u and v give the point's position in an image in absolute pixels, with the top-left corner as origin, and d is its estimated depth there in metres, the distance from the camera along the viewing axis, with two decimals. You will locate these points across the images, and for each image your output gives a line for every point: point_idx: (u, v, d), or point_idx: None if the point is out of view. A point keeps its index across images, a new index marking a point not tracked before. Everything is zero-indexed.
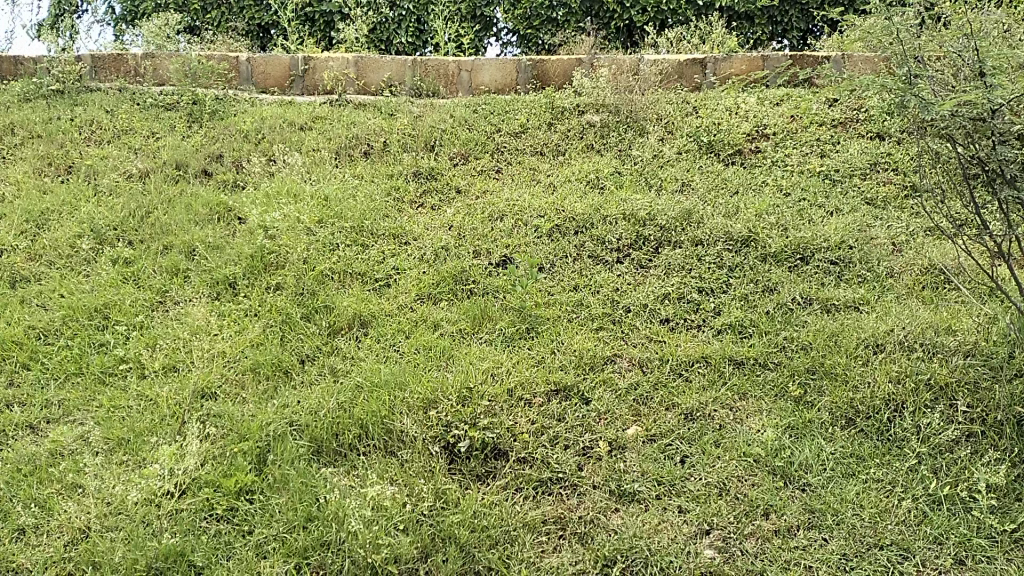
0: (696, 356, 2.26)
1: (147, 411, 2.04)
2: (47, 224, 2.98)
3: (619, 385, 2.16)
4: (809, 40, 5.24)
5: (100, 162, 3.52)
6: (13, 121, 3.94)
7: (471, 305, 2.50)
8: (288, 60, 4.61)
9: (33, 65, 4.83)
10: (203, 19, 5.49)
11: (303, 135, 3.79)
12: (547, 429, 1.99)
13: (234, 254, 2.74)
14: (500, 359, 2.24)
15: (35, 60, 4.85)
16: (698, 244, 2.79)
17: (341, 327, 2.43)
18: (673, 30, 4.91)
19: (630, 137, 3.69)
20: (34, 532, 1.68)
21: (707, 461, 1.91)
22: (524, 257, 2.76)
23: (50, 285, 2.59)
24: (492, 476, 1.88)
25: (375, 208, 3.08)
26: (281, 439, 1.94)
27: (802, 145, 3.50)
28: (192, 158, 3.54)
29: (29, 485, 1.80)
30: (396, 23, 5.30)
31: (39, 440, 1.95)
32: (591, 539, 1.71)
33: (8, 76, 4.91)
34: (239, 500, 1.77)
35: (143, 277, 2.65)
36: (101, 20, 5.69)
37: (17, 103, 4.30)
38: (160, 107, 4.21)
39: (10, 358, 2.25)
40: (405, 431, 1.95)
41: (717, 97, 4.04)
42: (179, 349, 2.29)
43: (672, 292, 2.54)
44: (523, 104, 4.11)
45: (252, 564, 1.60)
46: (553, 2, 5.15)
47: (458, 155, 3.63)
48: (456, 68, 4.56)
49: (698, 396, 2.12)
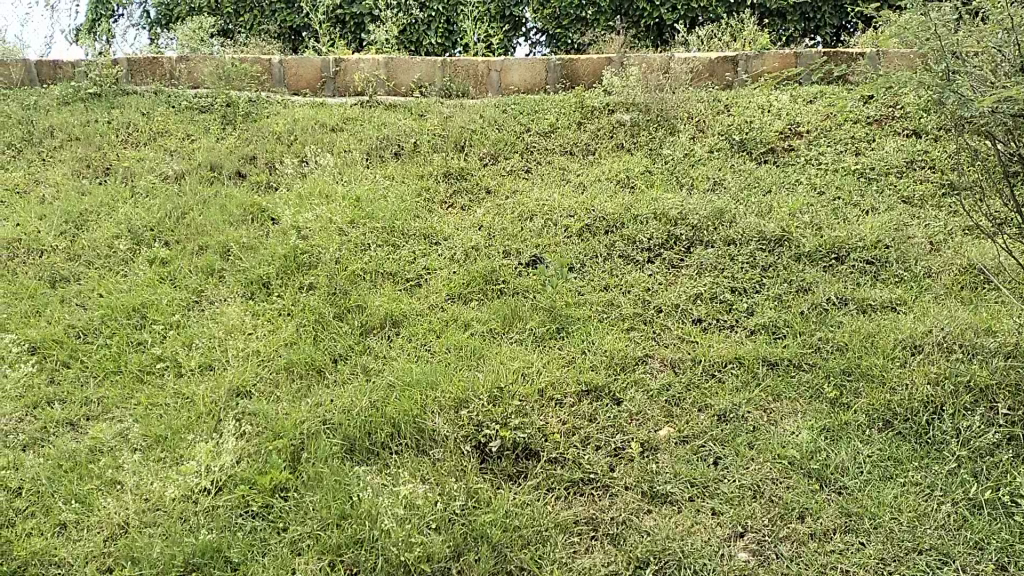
0: (729, 357, 2.24)
1: (183, 409, 2.07)
2: (85, 225, 3.04)
3: (651, 386, 2.15)
4: (842, 36, 5.17)
5: (137, 163, 3.58)
6: (52, 124, 4.03)
7: (502, 306, 2.50)
8: (320, 62, 4.66)
9: (71, 69, 4.94)
10: (236, 22, 5.57)
11: (335, 136, 3.82)
12: (578, 429, 1.99)
13: (267, 255, 2.77)
14: (530, 360, 2.24)
15: (74, 64, 4.96)
16: (730, 243, 2.76)
17: (372, 326, 2.45)
18: (705, 28, 4.86)
19: (660, 135, 3.66)
20: (74, 527, 1.70)
21: (741, 462, 1.89)
22: (555, 257, 2.75)
23: (89, 286, 2.64)
24: (524, 476, 1.88)
25: (406, 208, 3.10)
26: (315, 437, 1.97)
27: (835, 143, 3.45)
28: (227, 159, 3.59)
29: (70, 480, 1.83)
30: (425, 24, 5.33)
31: (79, 437, 1.99)
32: (624, 540, 1.70)
33: (47, 80, 5.03)
34: (274, 497, 1.79)
35: (179, 277, 2.69)
36: (136, 24, 5.80)
37: (56, 106, 4.40)
38: (195, 109, 4.29)
39: (51, 357, 2.30)
40: (437, 430, 1.96)
41: (750, 95, 4.00)
42: (215, 347, 2.32)
43: (704, 292, 2.52)
44: (553, 103, 4.11)
45: (287, 561, 1.62)
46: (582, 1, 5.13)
47: (488, 155, 3.64)
48: (485, 68, 4.57)
49: (730, 397, 2.10)
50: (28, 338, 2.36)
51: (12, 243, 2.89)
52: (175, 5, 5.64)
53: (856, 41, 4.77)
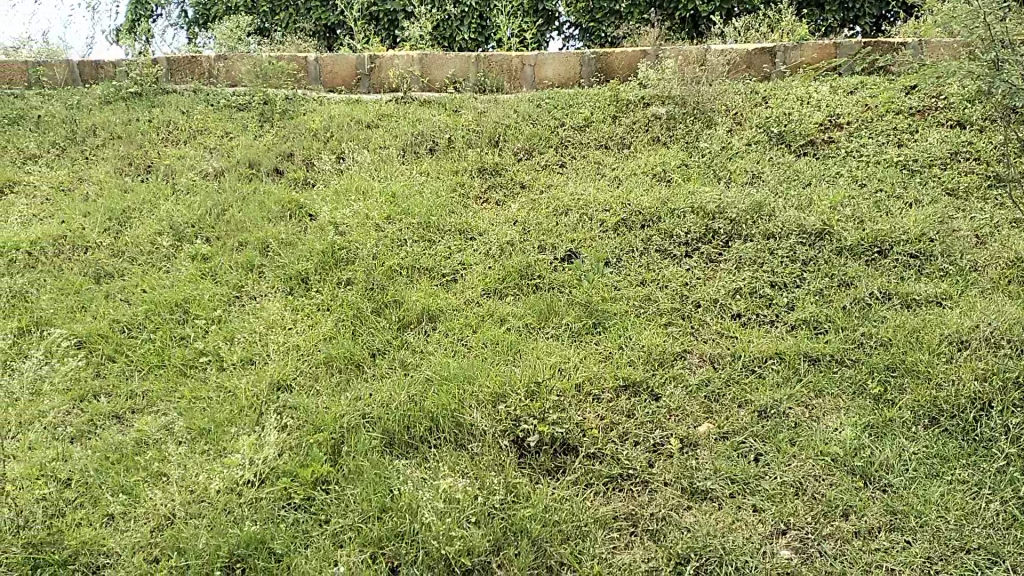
0: (769, 352, 2.21)
1: (226, 402, 2.11)
2: (128, 222, 3.11)
3: (689, 382, 2.13)
4: (883, 26, 5.06)
5: (177, 161, 3.65)
6: (95, 124, 4.13)
7: (538, 301, 2.50)
8: (355, 59, 4.70)
9: (112, 68, 5.05)
10: (272, 20, 5.64)
11: (370, 133, 3.85)
12: (616, 425, 1.98)
13: (306, 251, 2.80)
14: (567, 355, 2.23)
15: (115, 64, 5.07)
16: (769, 237, 2.72)
17: (410, 321, 2.46)
18: (741, 19, 4.79)
19: (697, 128, 3.62)
20: (122, 518, 1.73)
21: (782, 459, 1.87)
22: (591, 252, 2.74)
23: (132, 281, 2.70)
24: (563, 472, 1.88)
25: (442, 204, 3.11)
26: (354, 431, 1.99)
27: (876, 134, 3.37)
28: (265, 156, 3.63)
29: (117, 472, 1.87)
30: (459, 19, 5.34)
31: (125, 430, 2.04)
32: (664, 536, 1.69)
33: (89, 80, 5.16)
34: (315, 490, 1.82)
35: (220, 273, 2.74)
36: (174, 23, 5.91)
37: (98, 105, 4.50)
38: (233, 107, 4.35)
39: (96, 351, 2.36)
40: (475, 425, 1.97)
41: (788, 87, 3.93)
42: (256, 342, 2.36)
43: (743, 286, 2.49)
44: (587, 97, 4.09)
45: (329, 553, 1.64)
46: None
47: (522, 150, 3.63)
48: (520, 63, 4.57)
49: (771, 393, 2.07)
50: (75, 332, 2.42)
51: (59, 240, 2.97)
52: (213, 5, 5.74)
53: (897, 31, 4.65)
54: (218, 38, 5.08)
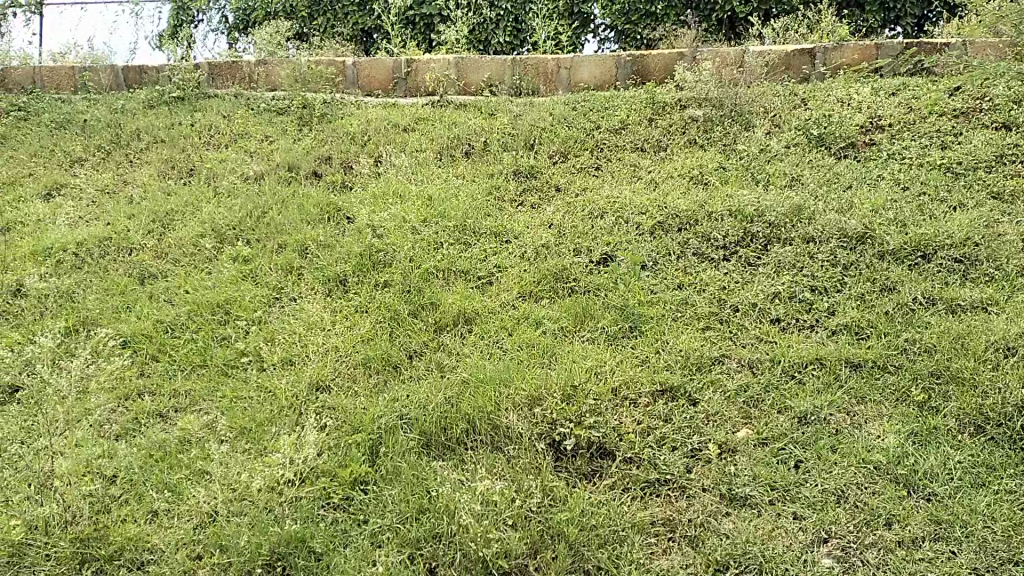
0: (810, 358, 2.18)
1: (266, 402, 2.14)
2: (171, 224, 3.17)
3: (728, 387, 2.11)
4: (925, 27, 4.96)
5: (219, 164, 3.71)
6: (139, 128, 4.22)
7: (574, 304, 2.49)
8: (392, 63, 4.74)
9: (156, 73, 5.16)
10: (311, 25, 5.72)
11: (407, 136, 3.88)
12: (653, 430, 1.97)
13: (344, 253, 2.84)
14: (603, 358, 2.22)
15: (158, 69, 5.18)
16: (808, 241, 2.68)
17: (446, 323, 2.47)
18: (779, 20, 4.73)
19: (735, 131, 3.58)
20: (166, 515, 1.77)
21: (824, 466, 1.84)
22: (627, 254, 2.73)
23: (176, 282, 2.75)
24: (599, 476, 1.87)
25: (478, 207, 3.12)
26: (392, 432, 2.00)
27: (919, 137, 3.30)
28: (304, 159, 3.68)
29: (161, 470, 1.91)
30: (494, 23, 5.35)
31: (168, 428, 2.08)
32: (702, 543, 1.67)
33: (134, 84, 5.24)
34: (353, 490, 1.84)
35: (261, 274, 2.78)
36: (216, 29, 6.01)
37: (142, 110, 4.60)
38: (273, 111, 4.41)
39: (141, 350, 2.41)
40: (511, 427, 1.97)
41: (827, 89, 3.88)
42: (295, 343, 2.39)
43: (782, 290, 2.45)
44: (624, 100, 4.08)
45: (368, 553, 1.65)
46: None
47: (558, 153, 3.63)
48: (555, 65, 4.58)
49: (812, 399, 2.04)
50: (120, 332, 2.47)
51: (104, 242, 3.04)
52: (253, 10, 5.83)
53: (940, 32, 4.56)
54: (258, 43, 5.15)
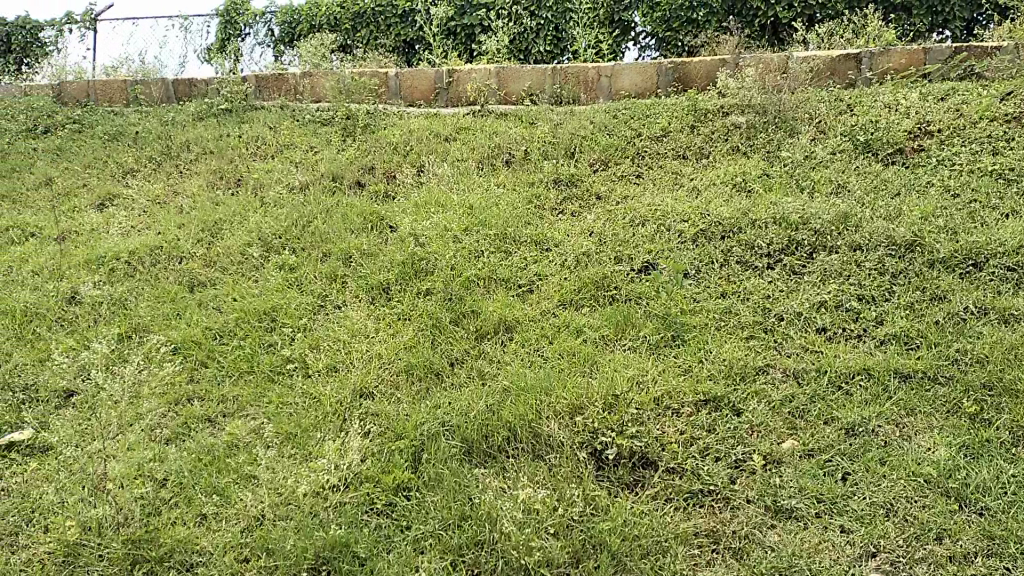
0: (857, 368, 2.13)
1: (311, 408, 2.17)
2: (219, 233, 3.24)
3: (773, 397, 2.08)
4: (975, 30, 4.83)
5: (266, 175, 3.78)
6: (189, 139, 4.32)
7: (615, 313, 2.48)
8: (433, 73, 4.79)
9: (204, 86, 5.27)
10: (354, 37, 5.80)
11: (448, 146, 3.90)
12: (696, 440, 1.95)
13: (387, 261, 2.86)
14: (645, 368, 2.21)
15: (207, 81, 5.29)
16: (855, 249, 2.63)
17: (487, 331, 2.48)
18: (824, 25, 4.66)
19: (779, 138, 3.53)
20: (214, 518, 1.80)
21: (872, 479, 1.80)
22: (669, 262, 2.71)
23: (224, 290, 2.81)
24: (642, 485, 1.86)
25: (519, 215, 3.13)
26: (434, 439, 2.01)
27: (969, 142, 3.21)
28: (348, 169, 3.73)
29: (210, 473, 1.95)
30: (535, 32, 5.36)
31: (216, 433, 2.12)
32: (746, 555, 1.65)
33: (184, 97, 5.37)
34: (396, 496, 1.85)
35: (306, 282, 2.82)
36: (262, 42, 6.13)
37: (192, 122, 4.71)
38: (317, 122, 4.48)
39: (190, 356, 2.46)
40: (553, 436, 1.97)
41: (874, 94, 3.81)
42: (340, 350, 2.42)
43: (828, 299, 2.41)
44: (665, 107, 4.06)
45: (410, 559, 1.66)
46: (693, 2, 5.00)
47: (598, 161, 3.63)
48: (596, 73, 4.58)
49: (860, 410, 2.00)
50: (171, 339, 2.53)
51: (155, 251, 3.12)
52: (298, 22, 5.93)
53: (990, 35, 4.44)
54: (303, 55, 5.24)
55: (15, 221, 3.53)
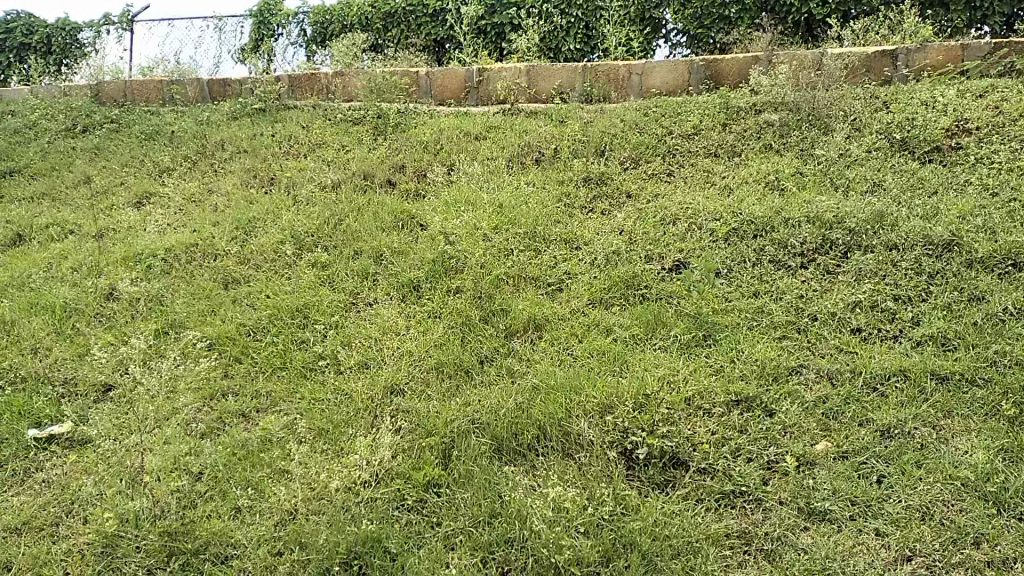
0: (893, 369, 2.10)
1: (343, 404, 2.19)
2: (253, 231, 3.28)
3: (806, 398, 2.05)
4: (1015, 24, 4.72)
5: (299, 173, 3.81)
6: (224, 138, 4.38)
7: (645, 312, 2.47)
8: (464, 72, 4.80)
9: (238, 86, 5.33)
10: (385, 37, 5.83)
11: (478, 145, 3.91)
12: (728, 440, 1.93)
13: (418, 259, 2.88)
14: (676, 367, 2.19)
15: (240, 81, 5.35)
16: (891, 249, 2.58)
17: (517, 329, 2.48)
18: (859, 21, 4.59)
19: (813, 136, 3.48)
20: (248, 511, 1.82)
21: (908, 482, 1.77)
22: (701, 261, 2.69)
23: (258, 287, 2.84)
24: (672, 486, 1.84)
25: (548, 214, 3.13)
26: (464, 436, 2.02)
27: (1010, 139, 3.14)
28: (379, 168, 3.75)
29: (244, 467, 1.97)
30: (565, 30, 5.34)
31: (250, 428, 2.15)
32: (779, 557, 1.63)
33: (218, 97, 5.45)
34: (427, 492, 1.86)
35: (338, 280, 2.84)
36: (294, 42, 6.18)
37: (226, 121, 4.77)
38: (348, 121, 4.51)
39: (225, 352, 2.50)
40: (582, 434, 1.96)
41: (911, 92, 3.74)
42: (371, 347, 2.44)
43: (863, 299, 2.38)
44: (696, 105, 4.02)
45: (441, 555, 1.67)
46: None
47: (629, 159, 3.62)
48: (626, 72, 4.56)
49: (895, 412, 1.97)
50: (207, 335, 2.56)
51: (190, 248, 3.16)
52: (331, 23, 5.98)
53: None
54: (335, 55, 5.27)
55: (56, 219, 3.61)
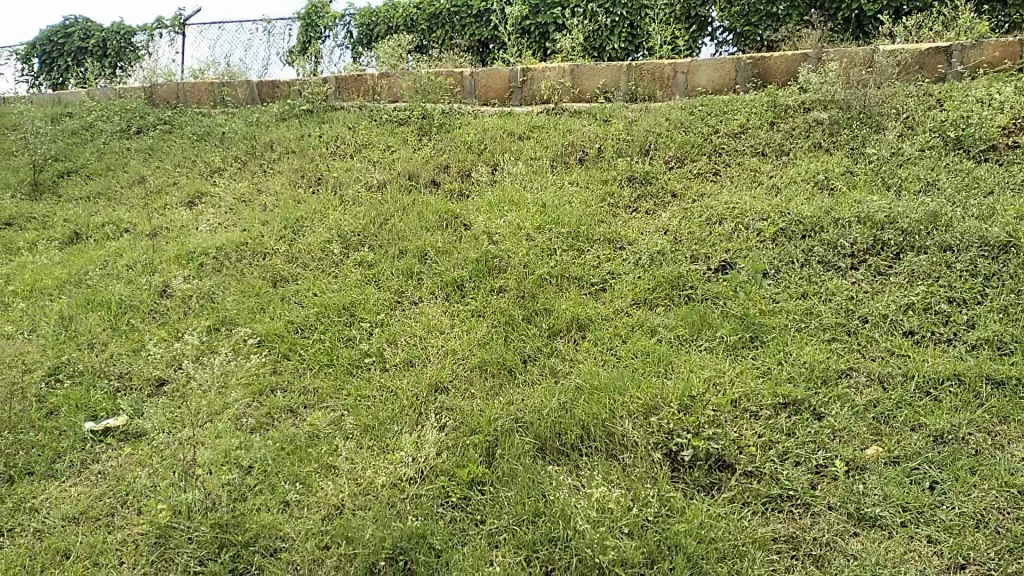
0: (947, 373, 2.05)
1: (388, 401, 2.22)
2: (301, 230, 3.33)
3: (856, 402, 2.01)
4: None
5: (345, 173, 3.86)
6: (273, 139, 4.45)
7: (690, 312, 2.45)
8: (508, 72, 4.81)
9: (287, 87, 5.41)
10: (430, 38, 5.88)
11: (521, 144, 3.91)
12: (775, 443, 1.90)
13: (461, 259, 2.90)
14: (722, 369, 2.17)
15: (289, 83, 5.43)
16: (946, 249, 2.51)
17: (560, 329, 2.48)
18: (911, 17, 4.48)
19: (864, 134, 3.41)
20: (296, 505, 1.85)
21: (962, 489, 1.73)
22: (748, 262, 2.65)
23: (305, 285, 2.89)
24: (718, 488, 1.82)
25: (592, 213, 3.12)
26: (508, 435, 2.02)
27: None
28: (424, 169, 3.78)
29: (292, 462, 2.00)
30: (609, 29, 5.30)
31: (298, 424, 2.19)
32: (827, 563, 1.60)
33: (268, 98, 5.54)
34: (471, 490, 1.87)
35: (383, 279, 2.87)
36: (341, 44, 6.25)
37: (275, 122, 4.85)
38: (393, 121, 4.55)
39: (273, 349, 2.54)
40: (626, 435, 1.95)
41: (965, 89, 3.64)
42: (416, 345, 2.46)
43: (916, 301, 2.32)
44: (743, 103, 3.97)
45: (485, 552, 1.68)
46: None
47: (673, 158, 3.58)
48: (672, 70, 4.52)
49: (949, 417, 1.92)
50: (256, 332, 2.61)
51: (240, 247, 3.22)
52: (377, 24, 6.04)
53: None
54: (381, 56, 5.32)
55: (112, 219, 3.71)
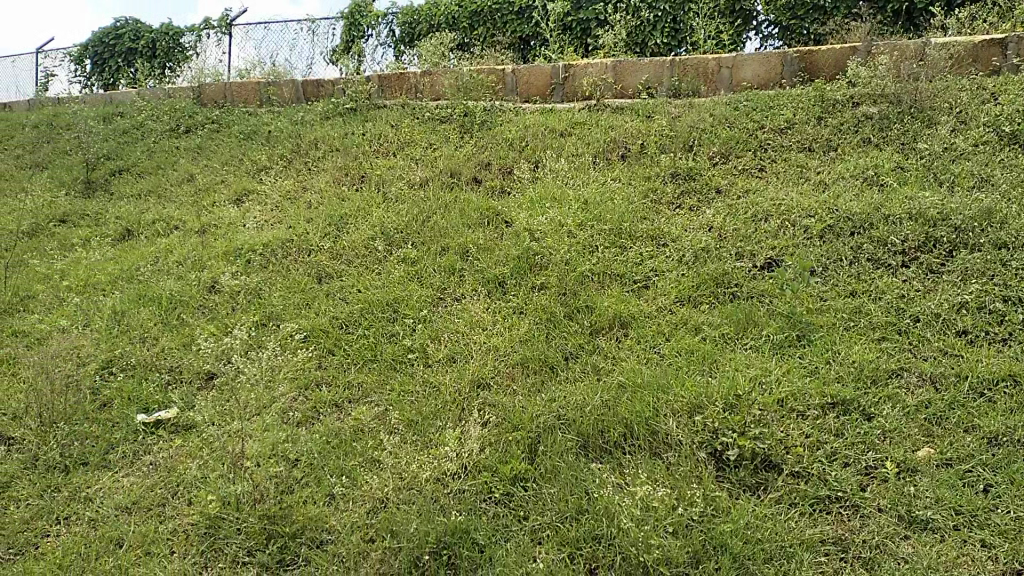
0: (1002, 374, 1.99)
1: (431, 396, 2.23)
2: (345, 226, 3.37)
3: (908, 402, 1.96)
4: None
5: (388, 171, 3.88)
6: (318, 138, 4.51)
7: (736, 310, 2.42)
8: (550, 69, 4.81)
9: (332, 86, 5.47)
10: (472, 35, 5.89)
11: (563, 141, 3.90)
12: (823, 444, 1.87)
13: (503, 256, 2.90)
14: (768, 368, 2.14)
15: (334, 82, 5.49)
16: (1001, 246, 2.44)
17: (603, 326, 2.47)
18: (964, 9, 4.36)
19: (915, 129, 3.32)
20: (342, 498, 1.88)
21: (1018, 493, 1.68)
22: (795, 259, 2.61)
23: (350, 281, 2.92)
24: (765, 488, 1.79)
25: (635, 210, 3.10)
26: (550, 432, 2.02)
27: None
28: (465, 166, 3.79)
29: (337, 456, 2.03)
30: (652, 24, 5.25)
31: (343, 418, 2.21)
32: (877, 566, 1.57)
33: (312, 97, 5.61)
34: (514, 486, 1.87)
35: (426, 275, 2.89)
36: (384, 42, 6.30)
37: (319, 121, 4.90)
38: (436, 119, 4.57)
39: (318, 344, 2.57)
40: (670, 434, 1.94)
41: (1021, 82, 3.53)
42: (459, 341, 2.47)
43: (970, 300, 2.26)
44: (789, 98, 3.90)
45: (528, 548, 1.68)
46: None
47: (718, 154, 3.53)
48: (716, 65, 4.46)
49: (1004, 418, 1.86)
50: (302, 327, 2.65)
51: (286, 243, 3.27)
52: (419, 22, 6.07)
53: None
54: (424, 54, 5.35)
55: (162, 216, 3.79)
